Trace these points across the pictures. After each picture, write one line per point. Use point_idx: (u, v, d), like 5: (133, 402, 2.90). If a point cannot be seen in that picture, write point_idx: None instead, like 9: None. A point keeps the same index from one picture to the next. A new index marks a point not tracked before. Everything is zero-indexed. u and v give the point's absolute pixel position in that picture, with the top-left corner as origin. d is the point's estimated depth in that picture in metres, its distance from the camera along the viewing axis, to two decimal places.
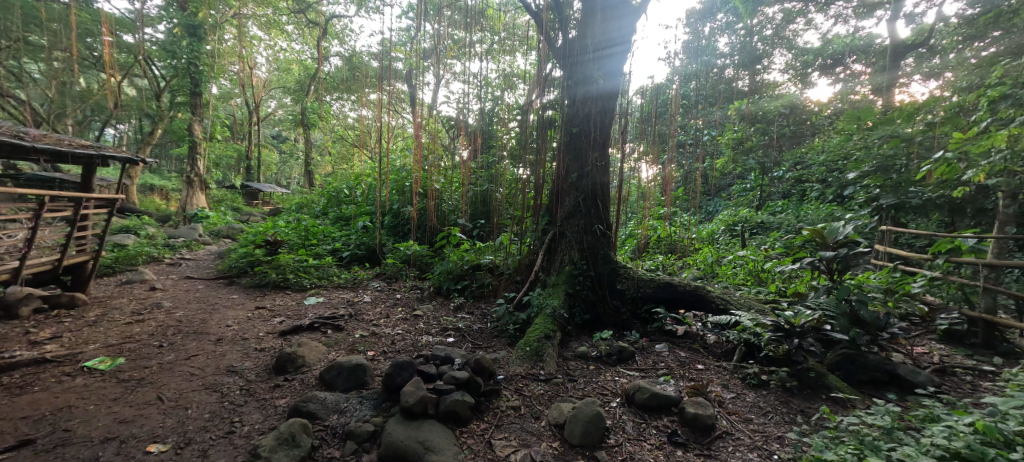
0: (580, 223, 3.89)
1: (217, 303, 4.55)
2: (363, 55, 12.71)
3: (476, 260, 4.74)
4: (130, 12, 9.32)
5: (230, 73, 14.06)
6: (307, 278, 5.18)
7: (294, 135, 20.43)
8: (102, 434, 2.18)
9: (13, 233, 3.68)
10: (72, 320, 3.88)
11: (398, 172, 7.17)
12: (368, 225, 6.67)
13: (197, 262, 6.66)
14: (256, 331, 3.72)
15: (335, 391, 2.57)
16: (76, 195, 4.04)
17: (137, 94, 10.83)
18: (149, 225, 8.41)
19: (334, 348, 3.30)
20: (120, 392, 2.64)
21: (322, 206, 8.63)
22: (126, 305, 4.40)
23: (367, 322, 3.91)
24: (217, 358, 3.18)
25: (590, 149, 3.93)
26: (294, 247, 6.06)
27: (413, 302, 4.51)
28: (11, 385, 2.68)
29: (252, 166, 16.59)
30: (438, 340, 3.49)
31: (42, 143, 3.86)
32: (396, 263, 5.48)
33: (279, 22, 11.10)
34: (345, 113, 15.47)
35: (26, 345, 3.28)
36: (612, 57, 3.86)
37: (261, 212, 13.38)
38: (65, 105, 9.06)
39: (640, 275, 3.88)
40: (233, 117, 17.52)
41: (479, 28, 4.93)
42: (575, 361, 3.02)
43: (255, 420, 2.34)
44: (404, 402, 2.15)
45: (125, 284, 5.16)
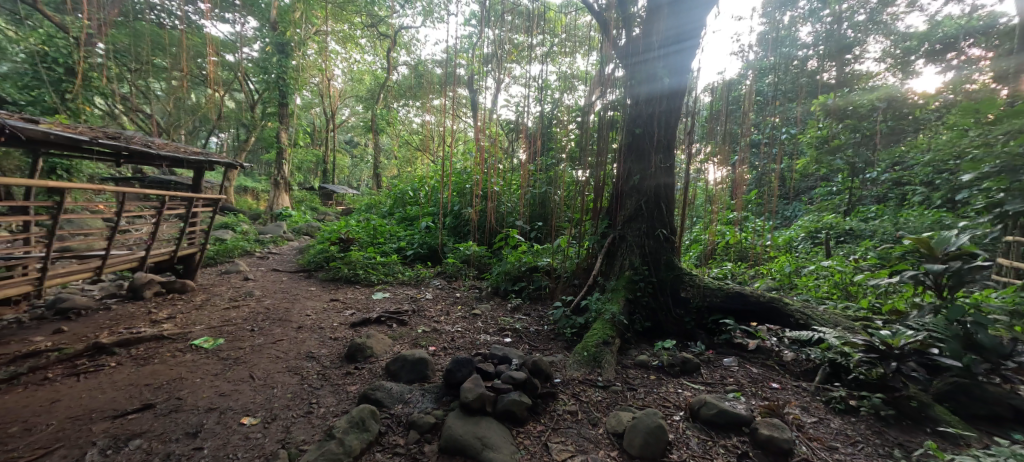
0: (641, 226, 3.76)
1: (298, 294, 5.00)
2: (428, 63, 13.32)
3: (533, 262, 4.77)
4: (231, 34, 10.56)
5: (312, 84, 15.44)
6: (375, 274, 5.52)
7: (365, 140, 21.94)
8: (207, 404, 2.50)
9: (140, 227, 4.29)
10: (183, 303, 4.48)
11: (459, 174, 7.41)
12: (430, 226, 6.98)
13: (282, 256, 7.37)
14: (331, 321, 4.04)
15: (399, 382, 2.71)
16: (189, 196, 4.64)
17: (236, 107, 12.26)
18: (243, 222, 9.49)
19: (399, 341, 3.49)
20: (219, 368, 3.00)
21: (389, 207, 9.16)
22: (224, 293, 4.99)
23: (428, 318, 4.08)
24: (298, 343, 3.50)
25: (653, 151, 3.79)
26: (364, 245, 6.52)
27: (472, 301, 4.64)
28: (138, 357, 3.16)
29: (329, 170, 18.05)
30: (495, 339, 3.55)
31: (164, 151, 4.49)
32: (456, 262, 5.68)
33: (354, 36, 11.98)
34: (410, 118, 16.34)
35: (149, 323, 3.85)
36: (679, 53, 3.69)
37: (335, 211, 14.51)
38: (180, 117, 10.47)
39: (707, 283, 3.66)
40: (313, 125, 19.20)
41: (540, 31, 4.95)
42: (635, 370, 2.92)
43: (330, 403, 2.54)
44: (464, 397, 2.23)
45: (224, 273, 5.85)
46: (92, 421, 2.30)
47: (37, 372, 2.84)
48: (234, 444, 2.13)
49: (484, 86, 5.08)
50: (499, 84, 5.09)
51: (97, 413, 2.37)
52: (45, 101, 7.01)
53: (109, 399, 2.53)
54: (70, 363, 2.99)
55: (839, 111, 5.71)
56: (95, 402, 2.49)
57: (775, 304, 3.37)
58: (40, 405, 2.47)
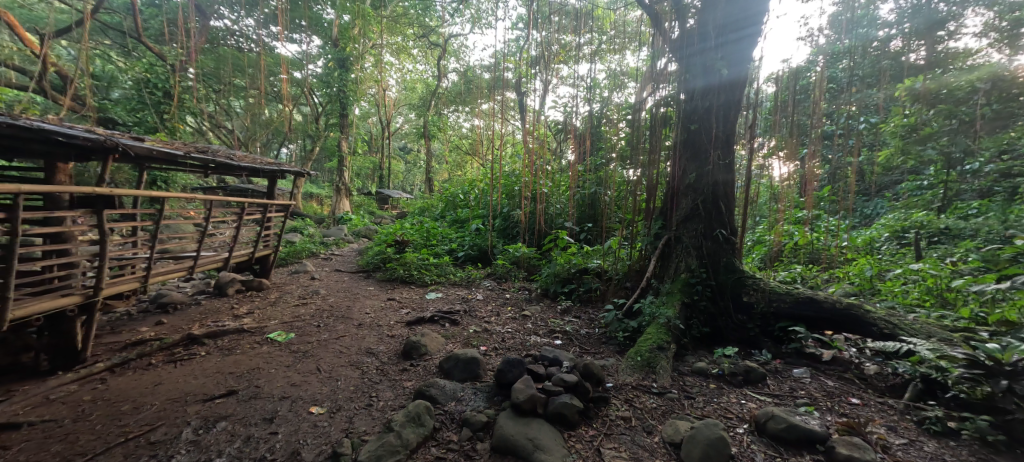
0: (698, 227, 3.59)
1: (359, 293, 5.31)
2: (477, 68, 13.57)
3: (583, 264, 4.72)
4: (299, 53, 11.45)
5: (369, 95, 16.35)
6: (428, 275, 5.73)
7: (417, 146, 22.84)
8: (280, 392, 2.72)
9: (224, 231, 4.78)
10: (260, 300, 4.93)
11: (508, 176, 7.46)
12: (480, 228, 7.12)
13: (344, 257, 7.86)
14: (388, 319, 4.25)
15: (452, 380, 2.79)
16: (264, 203, 5.10)
17: (303, 120, 13.28)
18: (310, 226, 10.25)
19: (451, 340, 3.60)
20: (291, 360, 3.27)
21: (441, 210, 9.45)
22: (294, 291, 5.42)
23: (479, 318, 4.16)
24: (359, 339, 3.72)
25: (711, 146, 3.60)
26: (418, 247, 6.80)
27: (522, 302, 4.66)
28: (223, 347, 3.52)
29: (384, 175, 18.96)
30: (545, 341, 3.54)
31: (243, 162, 4.95)
32: (506, 263, 5.75)
33: (407, 47, 12.52)
34: (460, 123, 16.78)
35: (232, 317, 4.27)
36: (739, 42, 3.46)
37: (391, 215, 15.22)
38: (256, 131, 11.53)
39: (773, 287, 3.41)
40: (370, 133, 20.29)
41: (587, 30, 4.88)
42: (692, 377, 2.79)
43: (388, 397, 2.67)
44: (515, 397, 2.26)
45: (294, 273, 6.35)
46: (186, 403, 2.59)
47: (144, 359, 3.26)
48: (304, 431, 2.30)
49: (531, 88, 5.08)
50: (547, 85, 5.08)
51: (191, 397, 2.67)
52: (148, 121, 8.03)
53: (200, 384, 2.84)
54: (170, 351, 3.39)
55: (931, 96, 5.05)
56: (190, 387, 2.81)
57: (853, 313, 3.06)
58: (146, 387, 2.82)
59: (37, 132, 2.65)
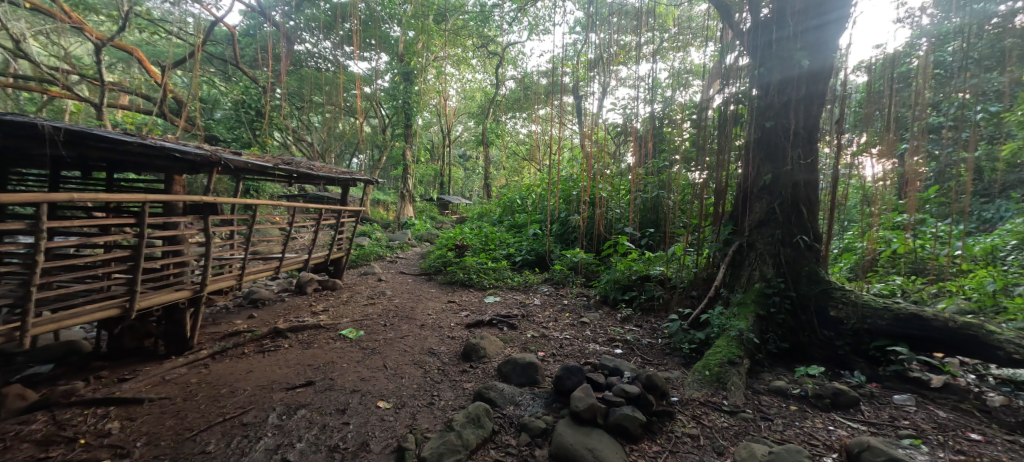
0: (774, 233, 3.30)
1: (421, 295, 5.55)
2: (534, 75, 13.62)
3: (645, 271, 4.54)
4: (369, 69, 12.28)
5: (432, 106, 17.08)
6: (486, 278, 5.84)
7: (476, 153, 23.47)
8: (351, 386, 2.91)
9: (304, 235, 5.24)
10: (333, 299, 5.34)
11: (566, 181, 7.39)
12: (538, 233, 7.11)
13: (408, 260, 8.26)
14: (449, 321, 4.39)
15: (510, 384, 2.80)
16: (337, 209, 5.50)
17: (372, 131, 14.23)
18: (378, 230, 10.92)
19: (509, 344, 3.63)
20: (361, 356, 3.49)
21: (499, 215, 9.60)
22: (363, 291, 5.79)
23: (537, 323, 4.15)
24: (422, 340, 3.87)
25: (790, 144, 3.30)
26: (476, 251, 6.96)
27: (581, 309, 4.58)
28: (302, 341, 3.85)
29: (444, 182, 19.68)
30: (605, 349, 3.45)
31: (319, 172, 5.39)
32: (563, 269, 5.70)
33: (466, 57, 12.90)
34: (518, 129, 16.96)
35: (310, 314, 4.66)
36: (824, 28, 3.14)
37: (451, 220, 15.74)
38: (332, 143, 12.55)
39: (867, 301, 3.03)
40: (433, 142, 21.20)
41: (649, 29, 4.70)
42: (769, 397, 2.56)
43: (449, 397, 2.75)
44: (574, 405, 2.23)
45: (363, 275, 6.79)
46: (272, 390, 2.86)
47: (239, 348, 3.66)
48: (372, 424, 2.44)
49: (588, 91, 4.99)
50: (605, 88, 4.98)
51: (276, 384, 2.95)
52: (243, 137, 9.07)
53: (283, 373, 3.13)
54: (259, 343, 3.78)
55: None
56: (275, 375, 3.10)
57: (971, 333, 2.62)
58: (240, 373, 3.16)
59: (159, 150, 3.08)
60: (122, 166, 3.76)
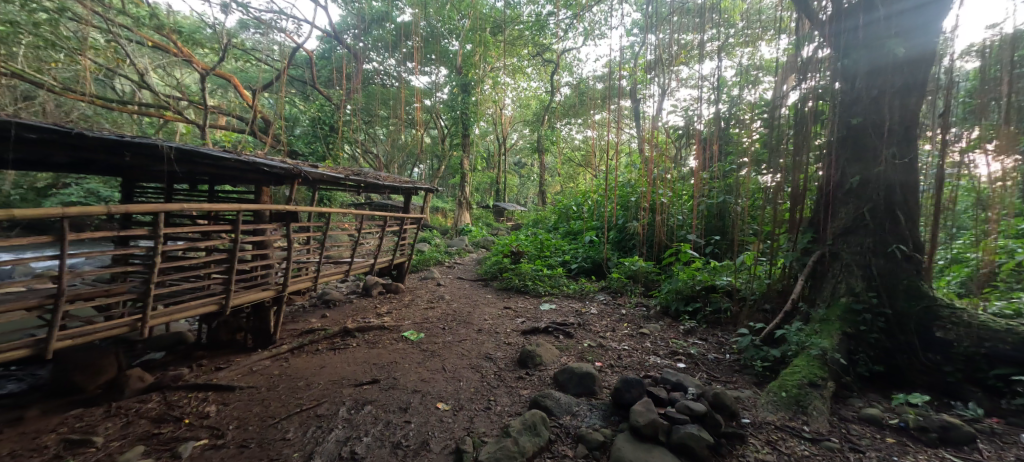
0: (864, 241, 2.98)
1: (478, 300, 5.66)
2: (590, 80, 13.43)
3: (710, 281, 4.28)
4: (430, 83, 12.88)
5: (488, 116, 17.50)
6: (542, 285, 5.83)
7: (531, 160, 23.63)
8: (413, 386, 3.03)
9: (371, 241, 5.58)
10: (396, 302, 5.62)
11: (623, 186, 7.15)
12: (594, 240, 6.99)
13: (465, 266, 8.48)
14: (505, 327, 4.43)
15: (567, 393, 2.77)
16: (401, 216, 5.80)
17: (432, 142, 14.90)
18: (437, 237, 11.35)
19: (566, 352, 3.58)
20: (421, 357, 3.63)
21: (554, 222, 9.56)
22: (424, 295, 6.04)
23: (594, 333, 4.06)
24: (479, 344, 3.94)
25: (882, 143, 2.97)
26: (532, 258, 6.99)
27: (640, 320, 4.40)
28: (369, 341, 4.09)
29: (500, 189, 20.00)
30: (666, 362, 3.29)
31: (384, 181, 5.71)
32: (621, 277, 5.54)
33: (522, 66, 13.06)
34: (573, 135, 16.82)
35: (375, 315, 4.94)
36: (923, 11, 2.81)
37: (507, 227, 15.94)
38: (395, 154, 13.29)
39: (984, 322, 2.61)
40: (489, 151, 21.69)
41: (713, 25, 4.46)
42: (859, 426, 2.29)
43: (505, 403, 2.77)
44: (634, 420, 2.16)
45: (424, 279, 7.08)
46: (342, 386, 3.07)
47: (313, 345, 3.98)
48: (432, 424, 2.53)
49: (647, 93, 4.81)
50: (666, 88, 4.77)
51: (346, 381, 3.16)
52: (318, 151, 9.91)
53: (352, 370, 3.35)
54: (330, 340, 4.08)
55: None
56: (345, 372, 3.33)
57: None
58: (315, 368, 3.43)
59: (251, 165, 3.47)
60: (221, 180, 4.27)
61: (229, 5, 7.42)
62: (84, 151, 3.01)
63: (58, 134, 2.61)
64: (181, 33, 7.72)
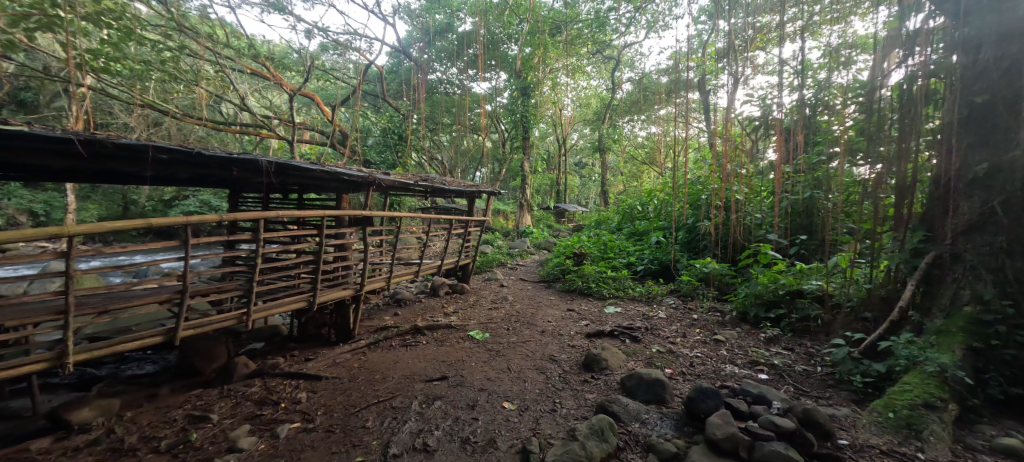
0: (994, 240, 2.55)
1: (542, 301, 5.68)
2: (654, 73, 12.85)
3: (796, 285, 3.89)
4: (490, 89, 13.17)
5: (548, 117, 17.48)
6: (606, 288, 5.71)
7: (592, 160, 23.17)
8: (480, 384, 3.12)
9: (438, 243, 5.84)
10: (462, 302, 5.82)
11: (693, 184, 6.74)
12: (661, 241, 6.68)
13: (527, 268, 8.54)
14: (569, 329, 4.40)
15: (635, 400, 2.68)
16: (465, 219, 6.00)
17: (493, 146, 15.23)
18: (500, 239, 11.57)
19: (633, 358, 3.46)
20: (487, 357, 3.72)
21: (617, 222, 9.30)
22: (488, 296, 6.19)
23: (663, 338, 3.89)
24: (543, 346, 3.95)
25: (1019, 123, 2.50)
26: (595, 260, 6.85)
27: (714, 325, 4.13)
28: (437, 339, 4.28)
29: (561, 190, 19.85)
30: (746, 373, 3.05)
31: (450, 186, 5.94)
32: (692, 280, 5.24)
33: (581, 65, 12.87)
34: (636, 132, 16.23)
35: (443, 315, 5.16)
36: None
37: (568, 228, 15.78)
38: (459, 159, 13.78)
39: None
40: (549, 152, 21.66)
41: (794, 3, 4.06)
42: (992, 457, 1.94)
43: (571, 406, 2.75)
44: (711, 434, 2.05)
45: (487, 281, 7.25)
46: (414, 381, 3.24)
47: (388, 341, 4.25)
48: (499, 422, 2.58)
49: (718, 82, 4.49)
50: (740, 76, 4.40)
51: (417, 376, 3.33)
52: (388, 159, 10.57)
53: (423, 366, 3.52)
54: (402, 337, 4.33)
55: None
56: (416, 368, 3.51)
57: None
58: (389, 363, 3.67)
59: (333, 174, 3.80)
60: (307, 189, 4.72)
61: (312, 31, 8.22)
62: (200, 168, 3.49)
63: (182, 154, 3.05)
64: (273, 59, 8.62)
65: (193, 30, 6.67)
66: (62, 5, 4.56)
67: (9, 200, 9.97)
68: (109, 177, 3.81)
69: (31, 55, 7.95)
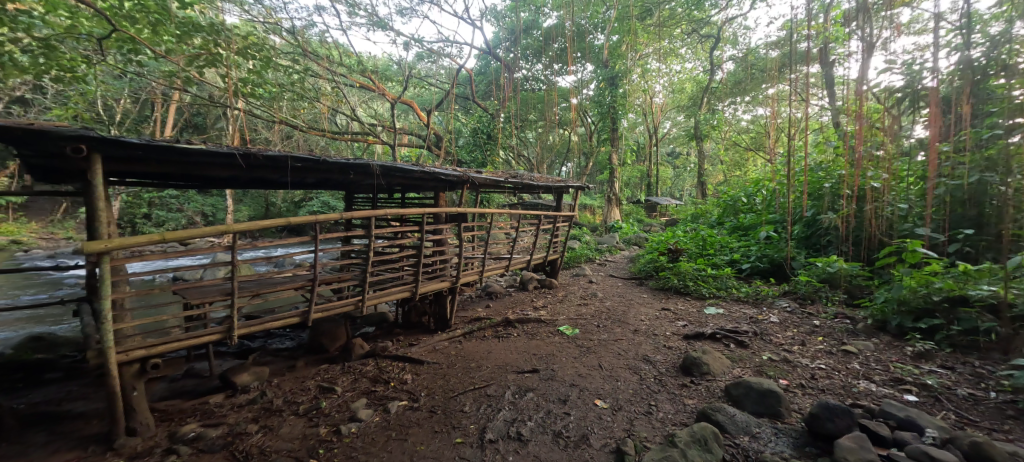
0: None
1: (633, 299, 5.47)
2: (762, 48, 11.42)
3: (959, 290, 3.19)
4: (576, 82, 12.95)
5: (636, 106, 16.65)
6: (705, 287, 5.29)
7: (687, 149, 21.51)
8: (571, 380, 3.13)
9: (526, 238, 5.95)
10: (551, 297, 5.86)
11: (813, 171, 5.88)
12: (772, 236, 5.97)
13: (616, 264, 8.28)
14: (664, 329, 4.17)
15: (743, 410, 2.46)
16: (553, 215, 6.00)
17: (579, 140, 15.02)
18: (587, 234, 11.39)
19: (740, 364, 3.16)
20: (578, 353, 3.70)
21: (718, 215, 8.52)
22: (576, 291, 6.14)
23: (776, 345, 3.49)
24: (636, 345, 3.81)
25: None
26: (693, 256, 6.39)
27: (842, 334, 3.59)
28: (528, 332, 4.38)
29: (652, 182, 18.82)
30: (887, 392, 2.60)
31: (538, 181, 6.01)
32: (811, 281, 4.61)
33: (674, 48, 11.96)
34: (739, 116, 14.62)
35: (533, 309, 5.26)
36: None
37: (661, 222, 14.88)
38: (545, 155, 13.84)
39: None
40: (639, 143, 20.65)
41: None
42: None
43: (668, 410, 2.61)
44: (842, 459, 1.79)
45: (575, 277, 7.20)
46: (507, 371, 3.37)
47: (481, 331, 4.47)
48: (591, 419, 2.56)
49: (846, 50, 3.85)
50: (877, 40, 3.71)
51: (509, 367, 3.45)
52: (478, 158, 11.04)
53: (514, 358, 3.64)
54: (495, 329, 4.51)
55: None
56: (508, 359, 3.65)
57: None
58: (483, 352, 3.86)
59: (431, 174, 4.10)
60: (410, 188, 5.15)
61: (410, 43, 8.90)
62: (324, 173, 4.02)
63: (313, 162, 3.54)
64: (377, 73, 9.55)
65: (315, 54, 7.68)
66: (222, 44, 5.59)
67: (190, 204, 12.60)
68: (256, 183, 4.58)
69: (202, 86, 9.88)
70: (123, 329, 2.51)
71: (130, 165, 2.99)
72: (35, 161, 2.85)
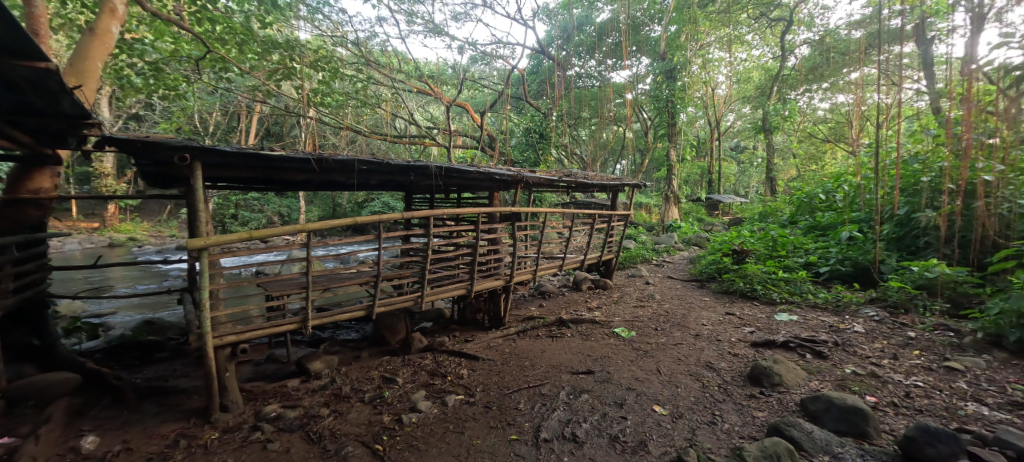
0: None
1: (694, 302, 5.21)
2: (843, 29, 10.32)
3: None
4: (631, 76, 12.55)
5: (696, 99, 15.79)
6: (776, 291, 4.91)
7: (754, 142, 19.99)
8: (627, 383, 3.05)
9: (580, 238, 5.88)
10: (606, 297, 5.74)
11: (907, 163, 5.22)
12: (856, 237, 5.40)
13: (675, 265, 7.92)
14: (729, 335, 3.93)
15: (822, 427, 2.25)
16: (609, 214, 5.86)
17: (634, 136, 14.55)
18: (642, 233, 10.99)
19: (817, 377, 2.90)
20: (634, 356, 3.60)
21: (790, 214, 7.85)
22: (632, 293, 5.96)
23: (861, 357, 3.16)
24: (697, 351, 3.63)
25: None
26: (761, 258, 5.95)
27: (944, 349, 3.16)
28: (582, 333, 4.32)
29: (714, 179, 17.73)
30: (1003, 417, 2.25)
31: (593, 180, 5.90)
32: (904, 287, 4.12)
33: (739, 35, 11.17)
34: (815, 105, 13.32)
35: (587, 309, 5.18)
36: None
37: (724, 221, 14.01)
38: (598, 153, 13.56)
39: None
40: (699, 138, 19.55)
41: None
42: None
43: (734, 421, 2.46)
44: None
45: (631, 277, 6.99)
46: (561, 371, 3.36)
47: (535, 330, 4.49)
48: (650, 425, 2.48)
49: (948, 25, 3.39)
50: (989, 9, 3.22)
51: (564, 367, 3.43)
52: (530, 157, 11.08)
53: (569, 358, 3.61)
54: (549, 328, 4.51)
55: None
56: (562, 359, 3.63)
57: None
58: (537, 351, 3.88)
59: (486, 174, 4.19)
60: (466, 189, 5.28)
61: (463, 47, 9.12)
62: (387, 175, 4.25)
63: (377, 165, 3.75)
64: (433, 78, 9.91)
65: (376, 63, 8.14)
66: (296, 59, 6.10)
67: (269, 206, 13.89)
68: (327, 186, 4.94)
69: (279, 98, 10.84)
70: (218, 316, 2.82)
71: (223, 171, 3.36)
72: (151, 169, 3.29)
